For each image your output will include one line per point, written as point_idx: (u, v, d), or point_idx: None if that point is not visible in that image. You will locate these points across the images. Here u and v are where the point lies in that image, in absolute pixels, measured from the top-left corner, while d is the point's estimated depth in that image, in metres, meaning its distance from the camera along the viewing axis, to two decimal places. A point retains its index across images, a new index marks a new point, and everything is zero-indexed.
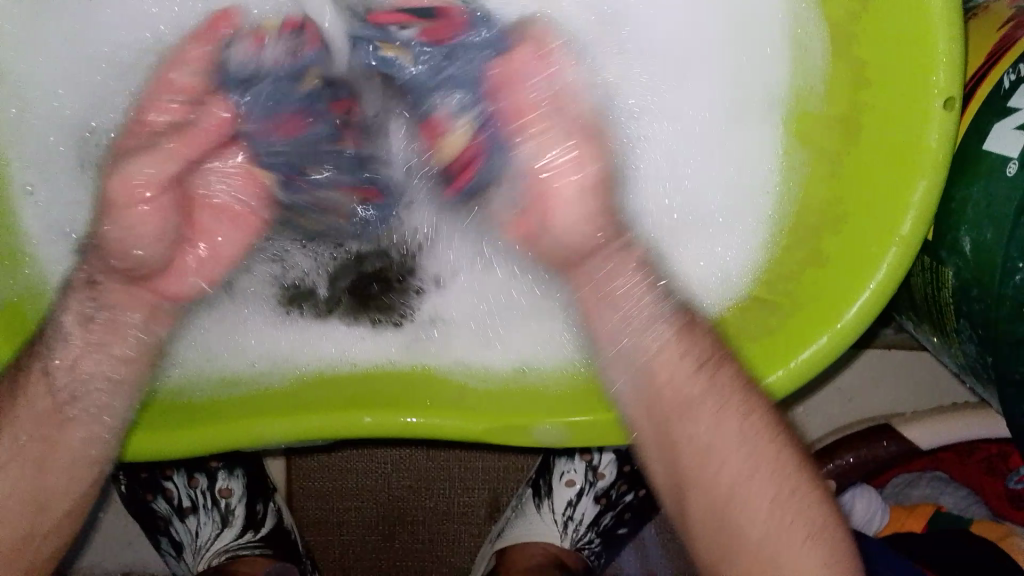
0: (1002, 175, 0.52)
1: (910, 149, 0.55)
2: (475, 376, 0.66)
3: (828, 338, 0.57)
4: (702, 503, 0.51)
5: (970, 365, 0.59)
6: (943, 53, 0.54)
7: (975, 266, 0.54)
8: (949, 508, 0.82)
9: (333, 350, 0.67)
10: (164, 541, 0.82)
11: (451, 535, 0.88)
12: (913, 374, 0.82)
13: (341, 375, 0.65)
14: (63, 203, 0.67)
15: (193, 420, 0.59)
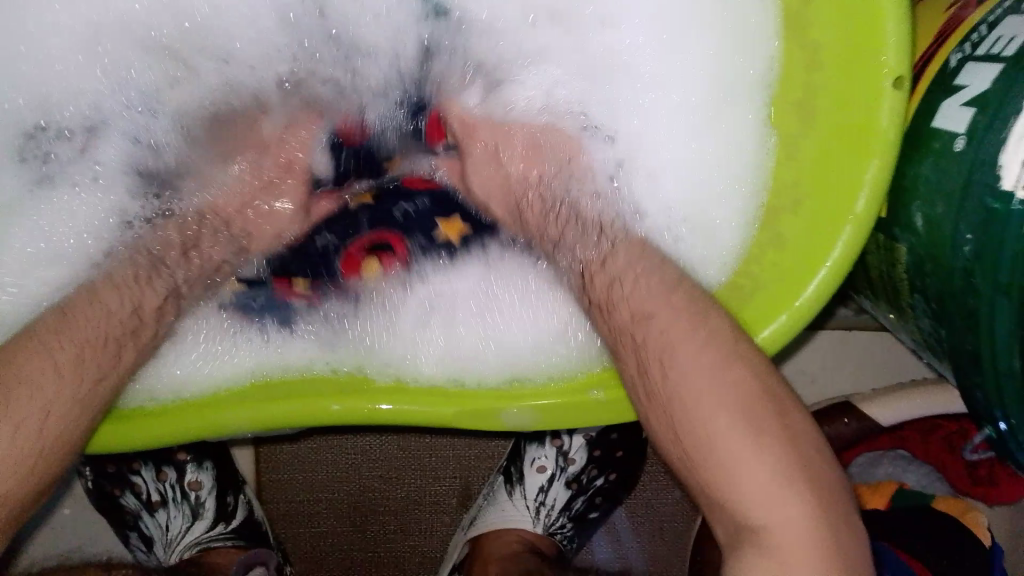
0: (951, 151, 0.53)
1: (862, 128, 0.56)
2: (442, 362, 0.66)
3: (786, 317, 0.58)
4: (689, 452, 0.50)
5: (927, 340, 0.60)
6: (892, 33, 0.54)
7: (927, 241, 0.55)
8: (913, 485, 0.83)
9: (282, 354, 0.65)
10: (134, 536, 0.82)
11: (423, 524, 0.89)
12: (874, 353, 0.84)
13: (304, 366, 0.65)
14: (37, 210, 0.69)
15: (158, 412, 0.59)
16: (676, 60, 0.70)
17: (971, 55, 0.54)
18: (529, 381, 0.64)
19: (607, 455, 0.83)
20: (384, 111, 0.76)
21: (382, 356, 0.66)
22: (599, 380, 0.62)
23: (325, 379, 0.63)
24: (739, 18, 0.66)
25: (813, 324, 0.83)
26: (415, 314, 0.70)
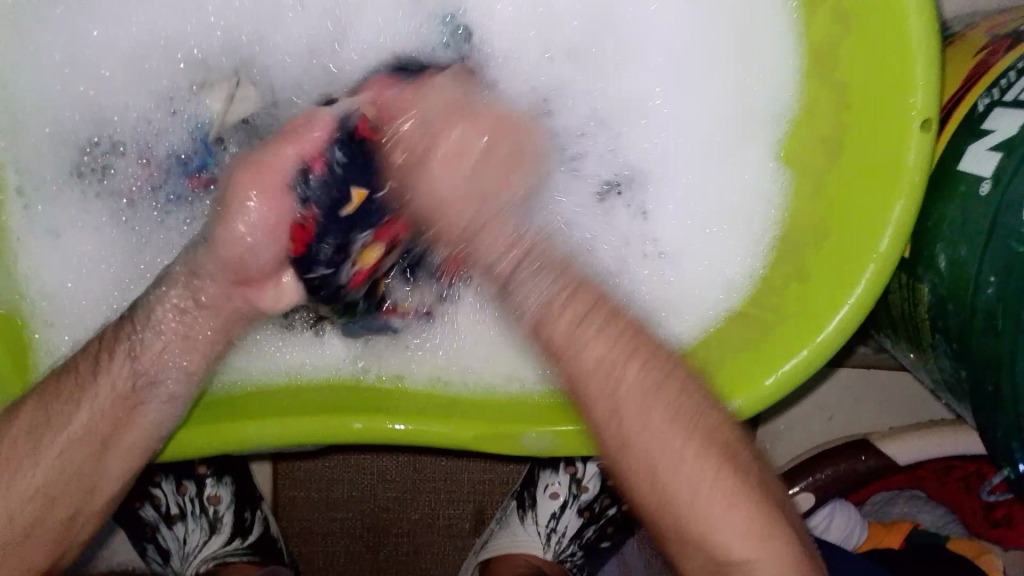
0: (977, 194, 0.54)
1: (889, 169, 0.57)
2: (464, 387, 0.68)
3: (807, 352, 0.59)
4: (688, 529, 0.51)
5: (944, 379, 0.61)
6: (922, 77, 0.56)
7: (949, 282, 0.56)
8: (927, 526, 0.84)
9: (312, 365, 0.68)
10: (150, 549, 0.83)
11: (435, 547, 0.89)
12: (893, 394, 0.84)
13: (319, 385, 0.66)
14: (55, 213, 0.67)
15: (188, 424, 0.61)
16: (702, 86, 0.71)
17: (999, 100, 0.55)
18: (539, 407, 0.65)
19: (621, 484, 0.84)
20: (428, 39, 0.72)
21: (410, 374, 0.68)
22: None
23: (345, 398, 0.64)
24: (758, 56, 0.67)
25: (831, 360, 0.83)
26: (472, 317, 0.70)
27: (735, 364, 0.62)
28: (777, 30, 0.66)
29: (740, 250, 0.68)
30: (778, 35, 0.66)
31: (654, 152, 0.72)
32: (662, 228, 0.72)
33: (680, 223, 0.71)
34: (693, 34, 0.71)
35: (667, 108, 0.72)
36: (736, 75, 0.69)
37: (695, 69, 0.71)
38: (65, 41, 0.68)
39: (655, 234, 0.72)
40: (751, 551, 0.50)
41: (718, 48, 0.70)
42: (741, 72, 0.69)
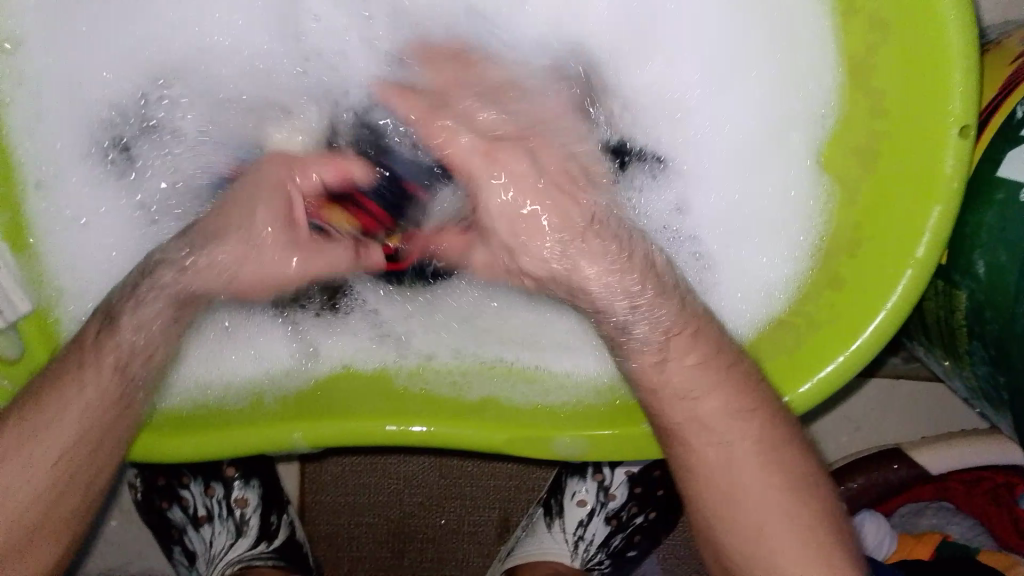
0: (1018, 199, 0.54)
1: (926, 176, 0.58)
2: (499, 386, 0.68)
3: (843, 358, 0.60)
4: (719, 484, 0.54)
5: (981, 386, 0.61)
6: (960, 84, 0.56)
7: (989, 288, 0.56)
8: (956, 537, 0.83)
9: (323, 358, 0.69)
10: (177, 551, 0.83)
11: (460, 552, 0.89)
12: (922, 405, 0.84)
13: (348, 387, 0.67)
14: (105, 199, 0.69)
15: (226, 425, 0.62)
16: (729, 90, 0.71)
17: None
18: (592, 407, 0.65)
19: (647, 493, 0.83)
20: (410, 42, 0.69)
21: (444, 375, 0.69)
22: None
23: (374, 403, 0.65)
24: (805, 71, 0.66)
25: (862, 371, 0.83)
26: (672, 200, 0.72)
27: (798, 350, 0.62)
28: (808, 28, 0.66)
29: (777, 258, 0.68)
30: (809, 35, 0.66)
31: (686, 157, 0.72)
32: (708, 237, 0.71)
33: (721, 224, 0.71)
34: (726, 34, 0.70)
35: (699, 120, 0.72)
36: (766, 78, 0.69)
37: (722, 68, 0.70)
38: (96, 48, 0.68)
39: (706, 248, 0.71)
40: (801, 557, 0.52)
41: (748, 52, 0.69)
42: (771, 77, 0.69)
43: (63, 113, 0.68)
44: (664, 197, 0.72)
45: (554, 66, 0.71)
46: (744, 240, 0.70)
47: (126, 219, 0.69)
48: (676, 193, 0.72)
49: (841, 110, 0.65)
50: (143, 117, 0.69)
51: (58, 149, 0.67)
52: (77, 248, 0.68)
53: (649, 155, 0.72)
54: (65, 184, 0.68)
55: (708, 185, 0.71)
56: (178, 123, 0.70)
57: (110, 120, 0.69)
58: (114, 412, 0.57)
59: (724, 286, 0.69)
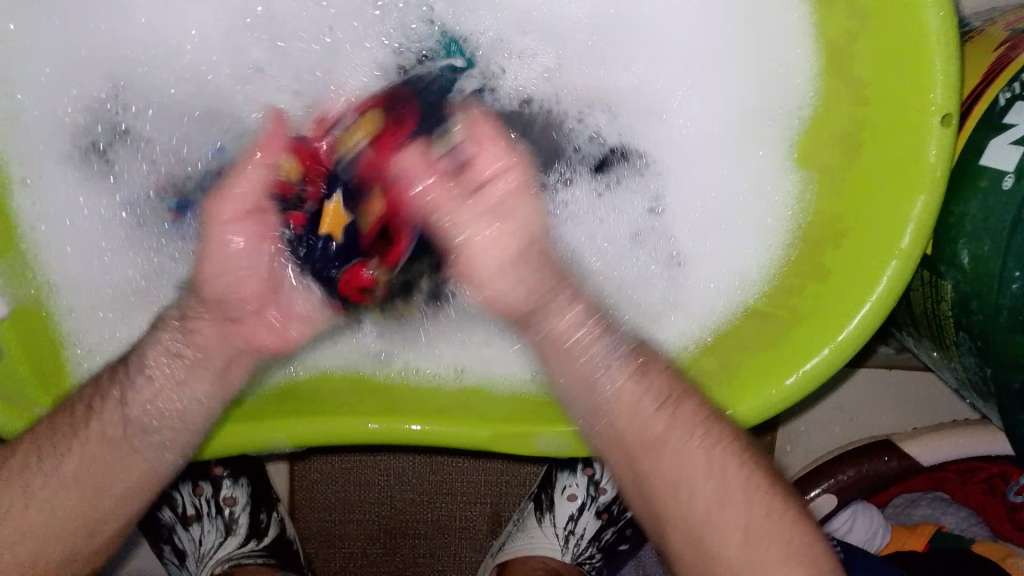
0: (999, 188, 0.53)
1: (908, 166, 0.57)
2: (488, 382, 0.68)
3: (828, 352, 0.58)
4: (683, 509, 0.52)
5: (969, 378, 0.60)
6: (940, 72, 0.55)
7: (973, 278, 0.55)
8: (951, 528, 0.82)
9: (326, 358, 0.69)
10: (168, 550, 0.82)
11: (452, 549, 0.89)
12: (915, 394, 0.83)
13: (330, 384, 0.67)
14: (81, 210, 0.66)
15: (230, 419, 0.61)
16: (701, 85, 0.70)
17: (1020, 94, 0.54)
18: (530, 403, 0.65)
19: None
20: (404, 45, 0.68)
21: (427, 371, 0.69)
22: None
23: (357, 401, 0.65)
24: (779, 63, 0.66)
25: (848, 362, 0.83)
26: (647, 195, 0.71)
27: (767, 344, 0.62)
28: (784, 21, 0.65)
29: (755, 253, 0.67)
30: (785, 26, 0.65)
31: (660, 150, 0.72)
32: (685, 233, 0.70)
33: (700, 218, 0.70)
34: (698, 27, 0.70)
35: (673, 118, 0.71)
36: (742, 70, 0.69)
37: (697, 59, 0.70)
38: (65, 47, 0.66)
39: (683, 242, 0.70)
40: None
41: (722, 43, 0.69)
42: (745, 69, 0.69)
43: (40, 111, 0.66)
44: (632, 192, 0.71)
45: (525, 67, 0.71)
46: (724, 235, 0.69)
47: (109, 218, 0.67)
48: (651, 189, 0.71)
49: (818, 102, 0.65)
50: (113, 123, 0.67)
51: (36, 150, 0.66)
52: (57, 249, 0.65)
53: (623, 145, 0.72)
54: (46, 186, 0.66)
55: (683, 182, 0.71)
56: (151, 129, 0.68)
57: (86, 124, 0.67)
58: (84, 426, 0.56)
59: (701, 281, 0.69)
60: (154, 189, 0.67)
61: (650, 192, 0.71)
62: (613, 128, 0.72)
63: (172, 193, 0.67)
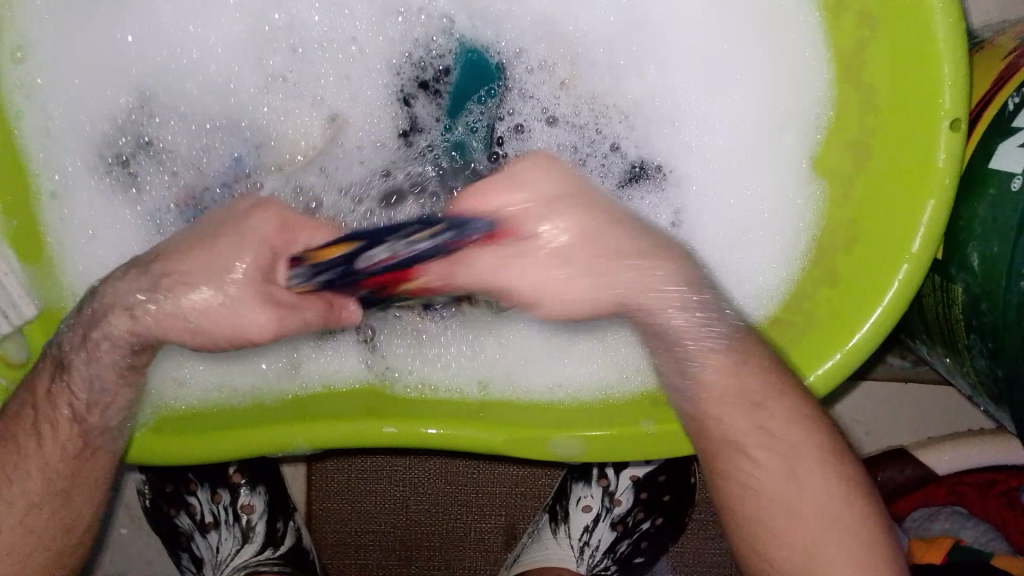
0: (1008, 190, 0.54)
1: (918, 170, 0.57)
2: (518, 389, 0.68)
3: (841, 355, 0.59)
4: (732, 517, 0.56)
5: (982, 381, 0.60)
6: (949, 77, 0.56)
7: (982, 279, 0.55)
8: (970, 542, 0.79)
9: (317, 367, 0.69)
10: (185, 558, 0.83)
11: (467, 561, 0.89)
12: (931, 407, 0.83)
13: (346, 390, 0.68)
14: (112, 225, 0.68)
15: (186, 432, 0.63)
16: (713, 98, 0.70)
17: None
18: (595, 406, 0.66)
19: (653, 498, 0.83)
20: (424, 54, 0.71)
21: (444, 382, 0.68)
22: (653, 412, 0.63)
23: (372, 405, 0.65)
24: (789, 78, 0.67)
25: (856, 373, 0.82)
26: (669, 207, 0.71)
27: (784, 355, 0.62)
28: (796, 33, 0.66)
29: (775, 261, 0.67)
30: (796, 38, 0.66)
31: (677, 161, 0.71)
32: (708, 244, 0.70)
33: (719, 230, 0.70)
34: (716, 37, 0.70)
35: (688, 130, 0.71)
36: (754, 82, 0.69)
37: (710, 72, 0.70)
38: (91, 61, 0.67)
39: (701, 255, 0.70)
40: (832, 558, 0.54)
41: (735, 57, 0.69)
42: (756, 81, 0.69)
43: (64, 124, 0.67)
44: (654, 204, 0.71)
45: (541, 82, 0.71)
46: (748, 245, 0.69)
47: (134, 229, 0.68)
48: (675, 204, 0.71)
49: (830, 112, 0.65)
50: (138, 134, 0.69)
51: (65, 159, 0.67)
52: (86, 261, 0.67)
53: (648, 154, 0.72)
54: (75, 196, 0.67)
55: (707, 193, 0.71)
56: (172, 141, 0.69)
57: (112, 134, 0.68)
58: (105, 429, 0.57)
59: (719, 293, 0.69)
60: (176, 200, 0.69)
61: (674, 205, 0.71)
62: (637, 140, 0.72)
63: (191, 205, 0.69)
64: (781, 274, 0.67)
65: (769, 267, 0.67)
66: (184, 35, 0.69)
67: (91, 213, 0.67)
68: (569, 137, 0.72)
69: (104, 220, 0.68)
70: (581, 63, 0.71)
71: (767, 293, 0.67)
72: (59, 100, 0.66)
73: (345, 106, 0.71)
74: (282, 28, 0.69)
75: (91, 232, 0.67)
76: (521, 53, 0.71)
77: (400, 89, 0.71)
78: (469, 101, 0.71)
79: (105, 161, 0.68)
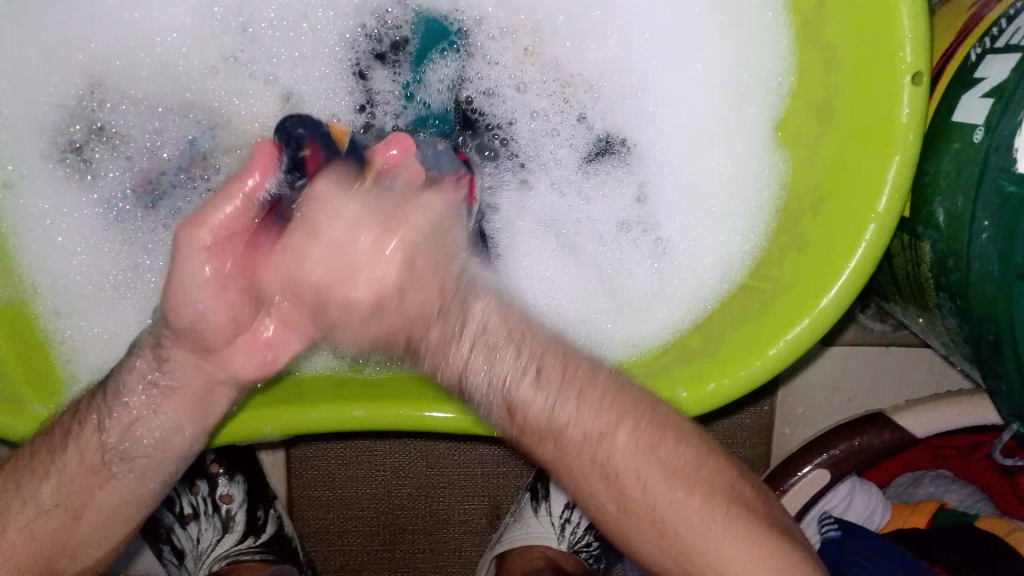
0: (970, 143, 0.53)
1: (881, 127, 0.56)
2: None
3: (809, 320, 0.58)
4: None
5: (954, 341, 0.59)
6: (908, 29, 0.54)
7: (948, 236, 0.54)
8: (954, 505, 0.80)
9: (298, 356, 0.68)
10: (166, 550, 0.82)
11: (452, 543, 0.88)
12: (911, 372, 0.82)
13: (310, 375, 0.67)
14: (71, 214, 0.67)
15: None
16: (674, 62, 0.69)
17: (989, 49, 0.53)
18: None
19: None
20: (379, 27, 0.70)
21: None
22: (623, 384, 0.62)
23: (336, 388, 0.65)
24: (751, 38, 0.65)
25: (823, 339, 0.81)
26: (632, 178, 0.71)
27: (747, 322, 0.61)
28: None
29: (739, 230, 0.66)
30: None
31: (639, 128, 0.71)
32: (668, 215, 0.70)
33: (684, 200, 0.69)
34: None
35: (651, 98, 0.70)
36: (718, 45, 0.67)
37: (671, 38, 0.69)
38: (42, 51, 0.67)
39: (664, 225, 0.70)
40: None
41: (695, 20, 0.68)
42: (720, 45, 0.67)
43: (22, 113, 0.67)
44: (615, 173, 0.71)
45: (500, 51, 0.71)
46: (713, 215, 0.68)
47: (98, 216, 0.68)
48: (638, 173, 0.71)
49: (793, 71, 0.64)
50: (89, 121, 0.68)
51: (21, 151, 0.67)
52: (47, 248, 0.66)
53: (609, 122, 0.71)
54: (31, 184, 0.67)
55: (671, 162, 0.70)
56: (125, 125, 0.69)
57: (63, 123, 0.67)
58: (78, 431, 0.56)
59: (684, 263, 0.68)
60: (132, 186, 0.69)
61: (634, 176, 0.71)
62: (599, 110, 0.71)
63: (148, 190, 0.69)
64: (745, 241, 0.66)
65: (732, 235, 0.67)
66: (137, 20, 0.68)
67: (46, 200, 0.67)
68: (529, 108, 0.71)
69: (62, 207, 0.67)
70: (539, 31, 0.70)
71: (730, 261, 0.66)
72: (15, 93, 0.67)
73: (299, 84, 0.70)
74: (234, 7, 0.68)
75: (48, 220, 0.67)
76: (478, 28, 0.71)
77: (356, 64, 0.70)
78: (429, 64, 0.70)
79: (60, 150, 0.67)
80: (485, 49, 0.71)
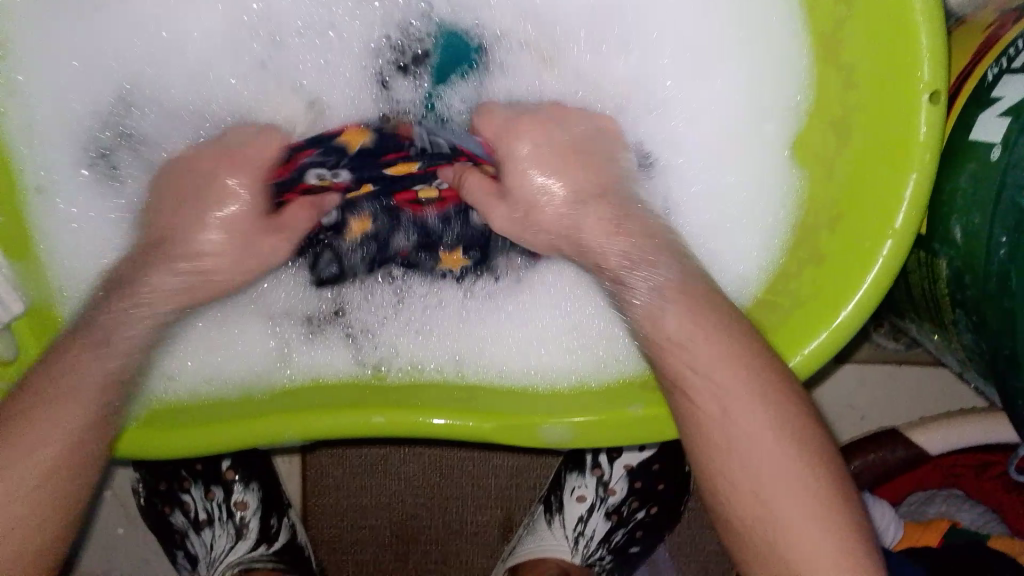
0: (987, 160, 0.54)
1: (899, 145, 0.57)
2: (499, 373, 0.69)
3: (827, 333, 0.59)
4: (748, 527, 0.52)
5: (970, 356, 0.60)
6: (927, 48, 0.55)
7: (965, 252, 0.55)
8: (966, 524, 0.80)
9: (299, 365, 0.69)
10: (181, 556, 0.83)
11: (464, 555, 0.89)
12: (924, 389, 0.83)
13: (329, 380, 0.68)
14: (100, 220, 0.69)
15: (157, 426, 0.62)
16: (694, 77, 0.71)
17: (1006, 69, 0.54)
18: (570, 392, 0.66)
19: (649, 488, 0.82)
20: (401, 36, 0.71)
21: (426, 364, 0.70)
22: (642, 396, 0.62)
23: (356, 394, 0.65)
24: (769, 57, 0.67)
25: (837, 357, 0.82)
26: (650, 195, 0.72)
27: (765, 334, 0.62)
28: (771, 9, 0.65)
29: (758, 247, 0.68)
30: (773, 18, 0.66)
31: (658, 144, 0.72)
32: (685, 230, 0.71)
33: (700, 216, 0.71)
34: (702, 12, 0.69)
35: (670, 113, 0.72)
36: (737, 63, 0.69)
37: (690, 53, 0.70)
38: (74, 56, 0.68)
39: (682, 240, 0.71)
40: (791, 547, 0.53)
41: (716, 38, 0.69)
42: (739, 64, 0.69)
43: (51, 116, 0.68)
44: None
45: (522, 62, 0.72)
46: (730, 232, 0.69)
47: (118, 221, 0.69)
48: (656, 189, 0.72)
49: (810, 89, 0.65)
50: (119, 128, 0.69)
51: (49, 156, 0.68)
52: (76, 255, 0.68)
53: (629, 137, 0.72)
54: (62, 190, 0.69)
55: (689, 178, 0.71)
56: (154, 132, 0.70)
57: (96, 130, 0.69)
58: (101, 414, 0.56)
59: None
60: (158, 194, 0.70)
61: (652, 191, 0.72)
62: None
63: None
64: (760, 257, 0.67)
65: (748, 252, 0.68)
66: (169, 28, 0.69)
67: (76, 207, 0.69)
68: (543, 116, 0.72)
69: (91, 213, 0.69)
70: (561, 45, 0.71)
71: (745, 277, 0.67)
72: (44, 95, 0.68)
73: (325, 92, 0.71)
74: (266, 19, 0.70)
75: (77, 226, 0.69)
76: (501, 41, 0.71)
77: (379, 72, 0.71)
78: (451, 77, 0.72)
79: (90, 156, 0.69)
80: (507, 61, 0.72)
